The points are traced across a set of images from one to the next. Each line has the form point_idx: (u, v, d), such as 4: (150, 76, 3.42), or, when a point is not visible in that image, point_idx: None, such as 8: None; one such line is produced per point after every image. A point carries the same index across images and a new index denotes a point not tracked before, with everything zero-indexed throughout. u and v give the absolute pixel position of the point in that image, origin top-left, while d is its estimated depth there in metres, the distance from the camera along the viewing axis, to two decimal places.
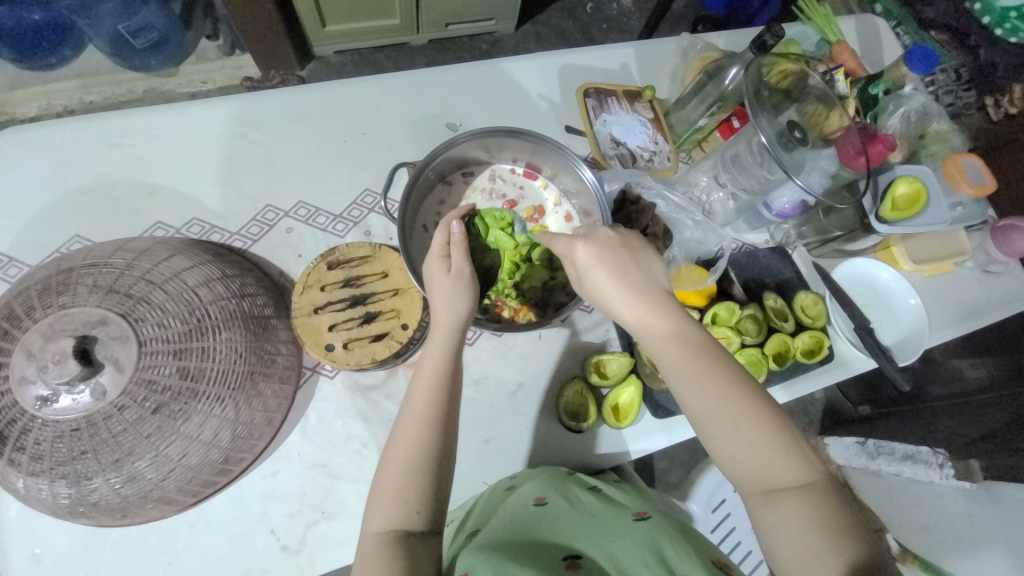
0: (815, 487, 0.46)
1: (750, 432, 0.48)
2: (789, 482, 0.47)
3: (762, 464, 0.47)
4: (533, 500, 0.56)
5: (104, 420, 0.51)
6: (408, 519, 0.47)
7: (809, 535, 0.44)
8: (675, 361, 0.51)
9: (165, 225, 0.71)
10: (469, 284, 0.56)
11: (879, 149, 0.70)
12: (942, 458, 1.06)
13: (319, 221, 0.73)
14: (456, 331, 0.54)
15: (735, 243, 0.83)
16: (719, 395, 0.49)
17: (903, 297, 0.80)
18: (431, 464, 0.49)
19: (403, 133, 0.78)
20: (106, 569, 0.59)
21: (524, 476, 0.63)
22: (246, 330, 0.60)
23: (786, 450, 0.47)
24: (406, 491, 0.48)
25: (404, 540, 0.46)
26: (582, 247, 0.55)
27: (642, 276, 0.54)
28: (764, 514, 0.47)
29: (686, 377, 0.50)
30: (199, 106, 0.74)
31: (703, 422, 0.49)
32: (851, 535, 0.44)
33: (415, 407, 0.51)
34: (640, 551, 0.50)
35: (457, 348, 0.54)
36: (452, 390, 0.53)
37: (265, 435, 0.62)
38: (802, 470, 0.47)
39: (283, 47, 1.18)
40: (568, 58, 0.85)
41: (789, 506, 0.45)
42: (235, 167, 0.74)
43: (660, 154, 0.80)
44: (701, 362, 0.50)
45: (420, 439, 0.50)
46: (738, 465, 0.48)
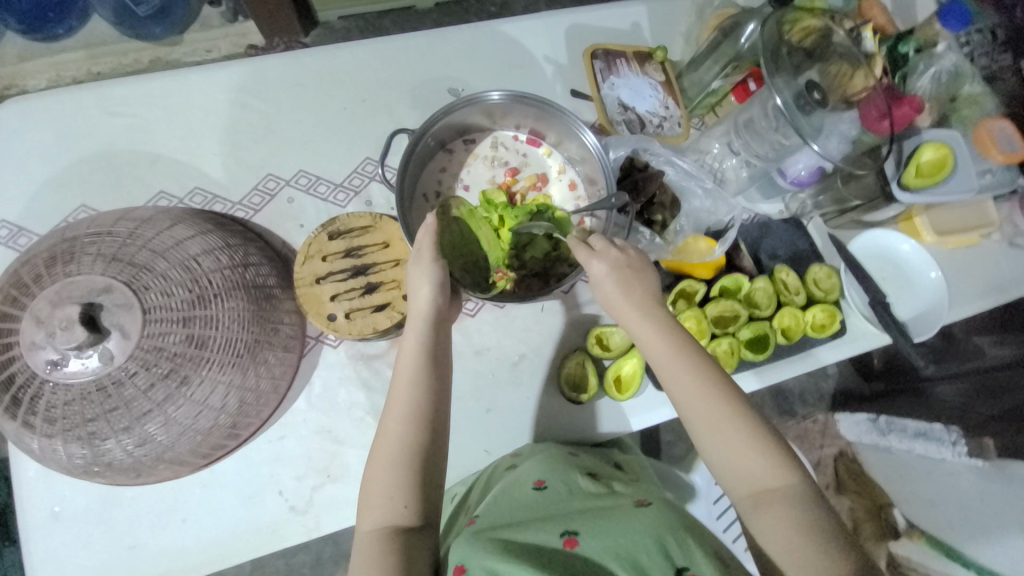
0: (803, 498, 0.49)
1: (743, 441, 0.51)
2: (767, 486, 0.50)
3: (745, 467, 0.50)
4: (532, 483, 0.58)
5: (114, 386, 0.52)
6: (397, 515, 0.49)
7: (788, 535, 0.47)
8: (667, 370, 0.54)
9: (167, 195, 0.70)
10: (434, 272, 0.57)
11: (904, 111, 0.65)
12: (955, 435, 0.99)
13: (320, 190, 0.72)
14: (426, 324, 0.56)
15: (747, 214, 0.80)
16: (706, 403, 0.52)
17: (923, 270, 0.76)
18: (417, 456, 0.51)
19: (404, 99, 0.76)
20: (125, 524, 0.62)
21: (526, 453, 0.66)
22: (248, 300, 0.61)
23: (764, 453, 0.51)
24: (399, 483, 0.50)
25: (395, 534, 0.48)
26: (599, 258, 0.57)
27: (644, 286, 0.58)
28: (748, 512, 0.50)
29: (675, 382, 0.54)
30: (197, 73, 0.73)
31: (698, 431, 0.53)
32: (826, 537, 0.46)
33: (397, 401, 0.53)
34: (640, 535, 0.48)
35: (431, 344, 0.56)
36: (436, 382, 0.54)
37: (271, 401, 0.63)
38: (779, 474, 0.50)
39: (287, 13, 1.15)
40: (576, 19, 0.81)
41: (783, 518, 0.48)
42: (234, 136, 0.73)
43: (671, 120, 0.76)
44: (690, 369, 0.54)
45: (405, 432, 0.52)
46: (732, 473, 0.51)
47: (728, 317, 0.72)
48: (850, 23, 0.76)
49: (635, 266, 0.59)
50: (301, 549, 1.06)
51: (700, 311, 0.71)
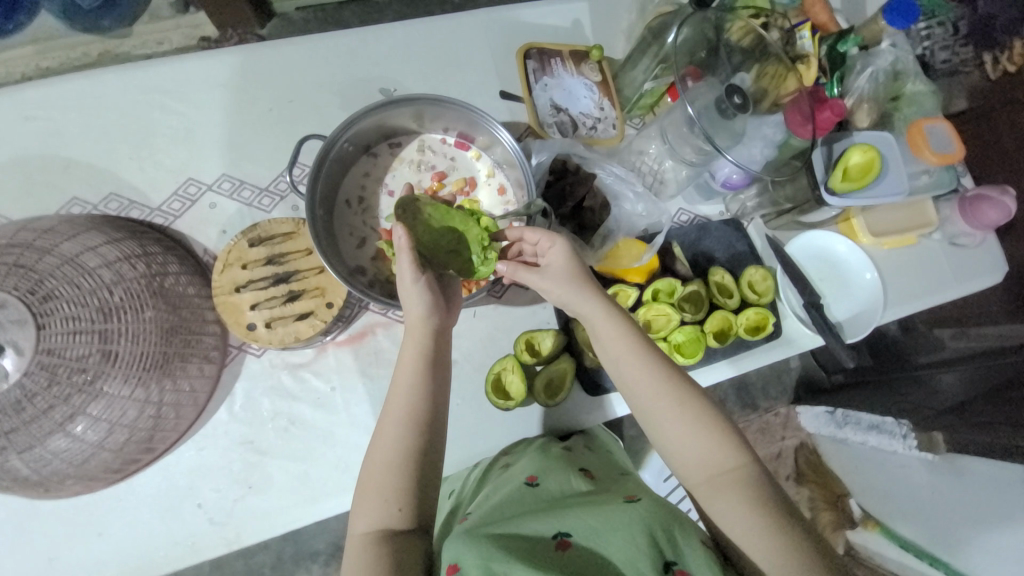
0: (750, 475, 0.50)
1: (699, 429, 0.52)
2: (718, 465, 0.51)
3: (697, 447, 0.52)
4: (526, 480, 0.58)
5: (13, 406, 0.50)
6: (391, 517, 0.49)
7: (740, 508, 0.48)
8: (621, 357, 0.55)
9: (82, 201, 0.68)
10: (422, 279, 0.55)
11: (825, 116, 0.64)
12: (906, 428, 1.06)
13: (243, 195, 0.71)
14: (428, 337, 0.56)
15: (686, 215, 0.79)
16: (657, 385, 0.54)
17: (860, 271, 0.77)
18: (411, 461, 0.51)
19: (334, 99, 0.74)
20: (40, 540, 0.61)
21: (519, 451, 0.66)
22: (164, 309, 0.60)
23: (714, 433, 0.52)
24: (386, 489, 0.50)
25: (385, 537, 0.48)
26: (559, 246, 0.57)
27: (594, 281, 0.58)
28: (705, 492, 0.51)
29: (630, 367, 0.55)
30: (113, 73, 0.71)
31: (652, 413, 0.54)
32: (774, 507, 0.48)
33: (393, 411, 0.53)
34: (632, 529, 0.47)
35: (432, 352, 0.56)
36: (433, 391, 0.54)
37: (189, 412, 0.62)
38: (728, 453, 0.51)
39: (239, 5, 1.11)
40: (513, 15, 0.79)
41: (735, 494, 0.49)
42: (153, 139, 0.70)
43: (605, 121, 0.75)
44: (642, 355, 0.55)
45: (400, 438, 0.51)
46: (687, 456, 0.52)
47: (660, 321, 0.72)
48: (787, 22, 0.75)
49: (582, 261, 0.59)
50: (261, 548, 1.06)
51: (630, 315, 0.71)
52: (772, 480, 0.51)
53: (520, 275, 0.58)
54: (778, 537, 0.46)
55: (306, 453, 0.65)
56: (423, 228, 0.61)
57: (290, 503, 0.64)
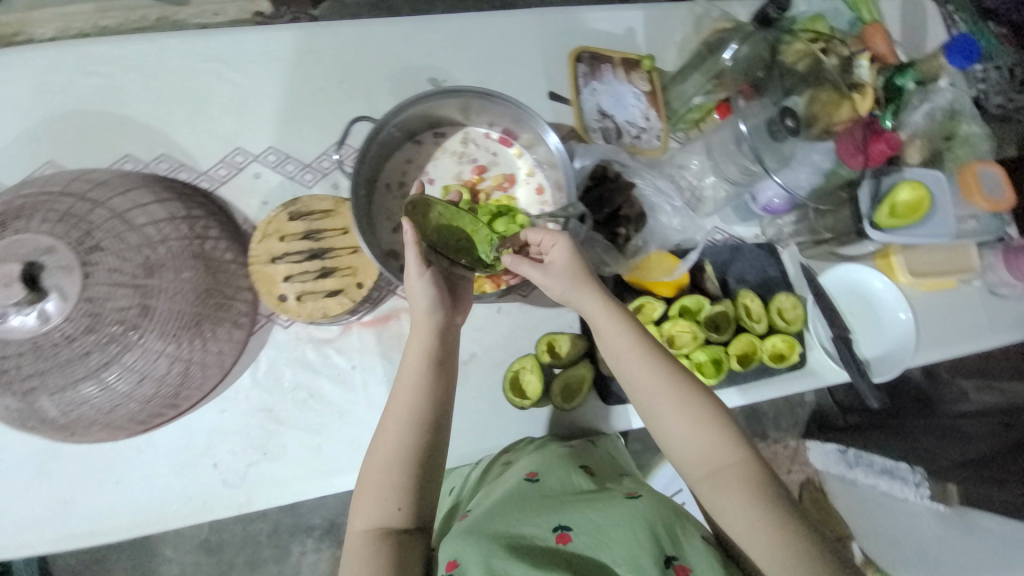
0: (750, 470, 0.52)
1: (699, 425, 0.53)
2: (719, 461, 0.52)
3: (698, 444, 0.53)
4: (526, 475, 0.58)
5: (50, 346, 0.52)
6: (390, 516, 0.51)
7: (740, 503, 0.50)
8: (625, 356, 0.56)
9: (134, 158, 0.70)
10: (427, 277, 0.56)
11: (880, 148, 0.63)
12: (920, 477, 0.97)
13: (287, 169, 0.72)
14: (433, 335, 0.57)
15: (721, 234, 0.78)
16: (659, 384, 0.54)
17: (893, 310, 0.76)
18: (412, 459, 0.53)
19: (383, 84, 0.75)
20: (60, 480, 0.63)
21: (518, 449, 0.66)
22: (201, 271, 0.61)
23: (715, 430, 0.53)
24: (384, 490, 0.51)
25: (384, 535, 0.50)
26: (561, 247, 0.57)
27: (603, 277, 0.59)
28: (707, 490, 0.52)
29: (634, 367, 0.55)
30: (177, 39, 0.73)
31: (654, 413, 0.55)
32: (773, 501, 0.50)
33: (395, 409, 0.55)
34: (633, 526, 0.49)
35: (438, 351, 0.57)
36: (439, 389, 0.56)
37: (215, 373, 0.64)
38: (727, 449, 0.53)
39: None
40: (567, 19, 0.79)
41: (736, 490, 0.50)
42: (207, 106, 0.72)
43: (649, 132, 0.75)
44: (647, 354, 0.56)
45: (401, 439, 0.53)
46: (688, 455, 0.53)
47: (684, 338, 0.71)
48: (846, 49, 0.74)
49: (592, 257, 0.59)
50: (260, 516, 1.08)
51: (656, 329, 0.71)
52: (772, 475, 0.52)
53: (526, 270, 0.58)
54: (774, 531, 0.48)
55: (322, 428, 0.66)
56: (436, 225, 0.59)
57: (301, 474, 0.65)
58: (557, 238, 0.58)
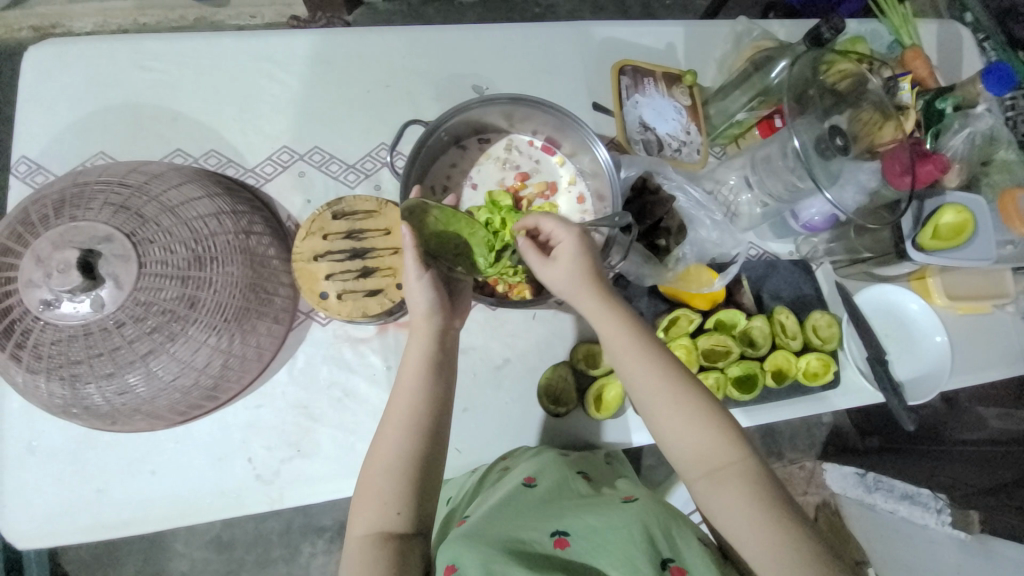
0: (749, 471, 0.51)
1: (698, 423, 0.53)
2: (719, 462, 0.52)
3: (697, 443, 0.52)
4: (522, 480, 0.58)
5: (101, 332, 0.53)
6: (391, 521, 0.51)
7: (738, 503, 0.50)
8: (625, 353, 0.55)
9: (184, 153, 0.72)
10: (425, 277, 0.57)
11: (927, 170, 0.65)
12: (942, 503, 0.97)
13: (331, 169, 0.73)
14: (432, 338, 0.57)
15: (755, 250, 0.78)
16: (658, 381, 0.54)
17: (929, 332, 0.75)
18: (411, 464, 0.53)
19: (428, 90, 0.77)
20: (95, 469, 0.63)
21: (517, 455, 0.66)
22: (246, 267, 0.62)
23: (716, 429, 0.53)
24: (384, 493, 0.52)
25: (387, 540, 0.50)
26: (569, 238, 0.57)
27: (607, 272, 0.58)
28: (705, 490, 0.52)
29: (633, 365, 0.55)
30: (230, 38, 0.75)
31: (652, 411, 0.54)
32: (773, 502, 0.50)
33: (394, 411, 0.55)
34: (631, 528, 0.49)
35: (437, 354, 0.57)
36: (442, 392, 0.56)
37: (253, 368, 0.64)
38: (727, 450, 0.52)
39: None
40: (612, 32, 0.81)
41: (735, 491, 0.50)
42: (256, 104, 0.74)
43: (690, 146, 0.75)
44: (647, 352, 0.55)
45: (401, 441, 0.53)
46: (687, 454, 0.53)
47: (719, 352, 0.72)
48: (888, 72, 0.75)
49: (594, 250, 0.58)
50: (273, 514, 1.07)
51: (692, 340, 0.71)
52: (771, 476, 0.52)
53: (532, 261, 0.57)
54: (773, 532, 0.48)
55: (356, 428, 0.66)
56: (433, 228, 0.59)
57: (334, 473, 0.65)
58: (567, 230, 0.57)
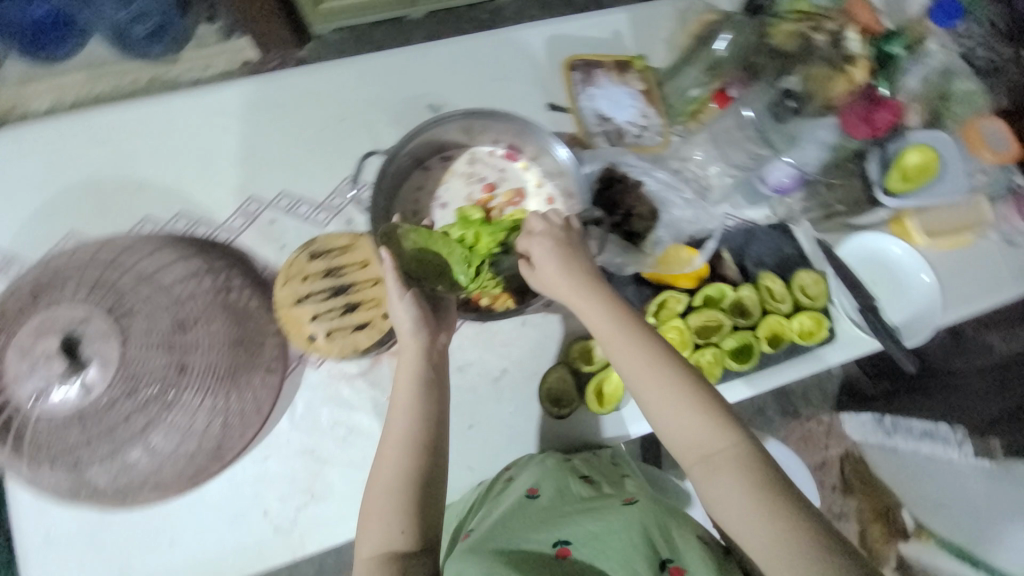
0: (744, 455, 0.52)
1: (689, 413, 0.54)
2: (713, 448, 0.53)
3: (691, 431, 0.53)
4: (526, 491, 0.59)
5: (95, 414, 0.54)
6: (395, 540, 0.53)
7: (735, 488, 0.50)
8: (614, 346, 0.57)
9: (151, 219, 0.71)
10: (408, 296, 0.58)
11: (885, 116, 0.67)
12: (961, 435, 0.96)
13: (301, 211, 0.73)
14: (420, 356, 0.59)
15: (732, 219, 0.77)
16: (649, 373, 0.55)
17: (916, 272, 0.76)
18: (412, 484, 0.55)
19: (384, 116, 0.77)
20: (116, 547, 0.63)
21: (520, 464, 0.66)
22: (230, 323, 0.62)
23: (708, 417, 0.54)
24: (386, 512, 0.54)
25: (393, 558, 0.52)
26: (536, 245, 0.59)
27: (588, 270, 0.59)
28: (703, 478, 0.52)
29: (623, 358, 0.56)
30: (181, 98, 0.75)
31: (645, 402, 0.55)
32: (769, 485, 0.50)
33: (392, 431, 0.57)
34: (631, 531, 0.52)
35: (427, 372, 0.59)
36: (435, 409, 0.58)
37: (254, 423, 0.62)
38: (720, 436, 0.53)
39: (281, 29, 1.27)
40: (557, 30, 0.81)
41: (732, 477, 0.51)
42: (216, 158, 0.74)
43: (650, 129, 0.76)
44: (635, 344, 0.56)
45: (399, 458, 0.56)
46: (682, 444, 0.54)
47: (712, 328, 0.72)
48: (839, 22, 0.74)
49: (572, 251, 0.59)
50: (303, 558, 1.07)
51: (683, 321, 0.71)
52: (766, 458, 0.52)
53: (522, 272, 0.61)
54: (772, 516, 0.48)
55: (365, 463, 0.66)
56: (412, 246, 0.60)
57: (350, 511, 0.65)
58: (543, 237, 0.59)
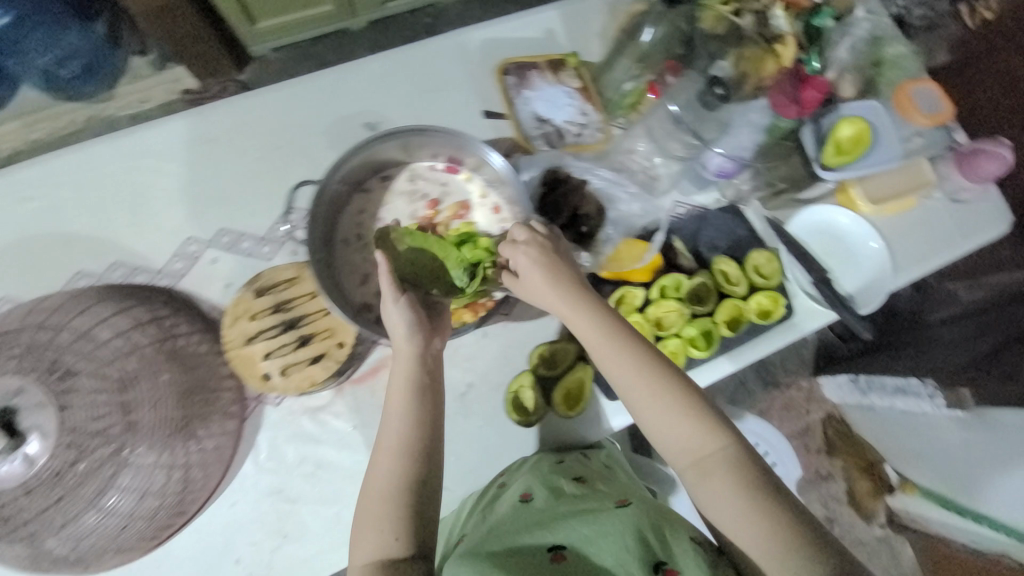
0: (735, 459, 0.52)
1: (678, 420, 0.54)
2: (704, 454, 0.52)
3: (681, 438, 0.53)
4: (519, 497, 0.59)
5: (42, 486, 0.51)
6: (388, 546, 0.51)
7: (727, 494, 0.50)
8: (602, 353, 0.56)
9: (87, 273, 0.69)
10: (403, 299, 0.57)
11: (812, 94, 0.66)
12: (932, 388, 1.01)
13: (243, 246, 0.71)
14: (413, 361, 0.57)
15: (683, 206, 0.77)
16: (638, 381, 0.55)
17: (866, 240, 0.77)
18: (406, 491, 0.53)
19: (320, 140, 0.75)
20: None
21: (513, 471, 0.66)
22: (177, 373, 0.60)
23: (699, 423, 0.53)
24: (380, 520, 0.52)
25: (387, 565, 0.50)
26: (521, 254, 0.58)
27: (572, 278, 0.59)
28: (695, 483, 0.52)
29: (612, 365, 0.56)
30: (103, 143, 0.72)
31: (635, 409, 0.55)
32: (760, 490, 0.50)
33: (385, 439, 0.56)
34: (624, 536, 0.51)
35: (420, 381, 0.57)
36: (428, 416, 0.56)
37: (215, 469, 0.62)
38: (711, 441, 0.53)
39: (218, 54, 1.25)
40: (488, 34, 0.79)
41: (723, 483, 0.51)
42: (148, 202, 0.71)
43: (589, 127, 0.76)
44: (623, 351, 0.56)
45: (393, 467, 0.54)
46: (673, 450, 0.54)
47: (671, 318, 0.72)
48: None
49: (556, 260, 0.59)
50: None
51: (642, 315, 0.72)
52: (757, 462, 0.52)
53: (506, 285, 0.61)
54: (763, 521, 0.48)
55: (337, 496, 0.65)
56: (408, 246, 0.63)
57: (326, 546, 0.64)
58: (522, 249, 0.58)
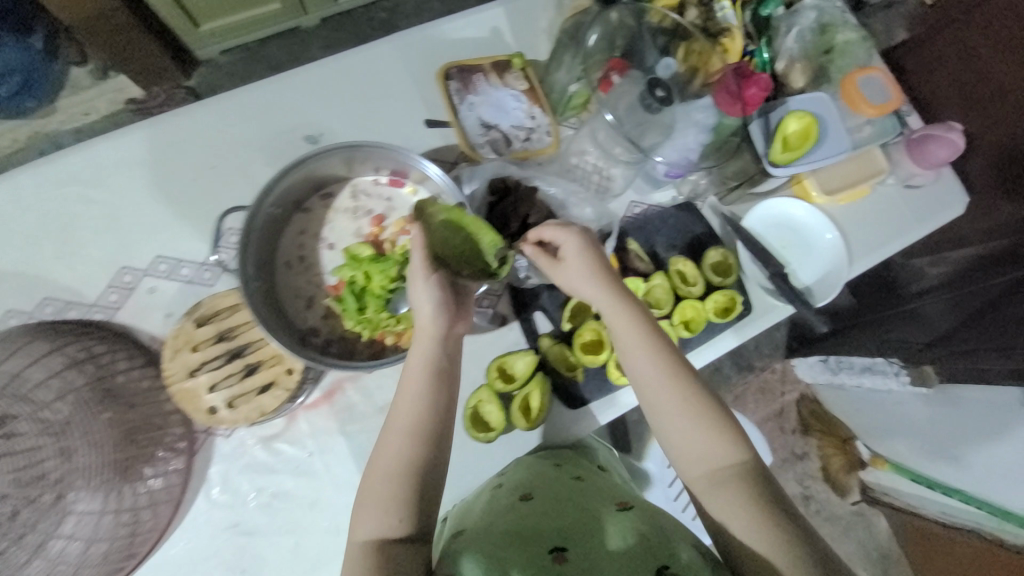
0: (750, 472, 0.52)
1: (704, 424, 0.53)
2: (723, 462, 0.52)
3: (704, 444, 0.53)
4: (517, 496, 0.57)
5: None
6: (391, 527, 0.49)
7: (741, 504, 0.50)
8: (633, 345, 0.56)
9: (15, 311, 0.65)
10: (434, 279, 0.55)
11: (753, 91, 0.65)
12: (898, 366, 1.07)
13: (183, 274, 0.68)
14: (434, 345, 0.55)
15: (639, 205, 0.77)
16: (669, 378, 0.54)
17: (821, 232, 0.77)
18: (413, 475, 0.51)
19: (258, 157, 0.72)
20: None
21: (511, 470, 0.63)
22: (113, 412, 0.59)
23: (721, 431, 0.53)
24: (388, 498, 0.50)
25: (383, 546, 0.48)
26: (572, 240, 0.58)
27: (608, 272, 0.58)
28: (710, 489, 0.52)
29: (643, 358, 0.55)
30: (22, 172, 0.67)
31: (657, 409, 0.54)
32: (772, 505, 0.50)
33: (398, 418, 0.54)
34: (630, 545, 0.50)
35: (444, 370, 0.56)
36: (447, 403, 0.55)
37: (164, 508, 0.60)
38: (731, 451, 0.53)
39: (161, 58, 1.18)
40: (429, 36, 0.76)
41: (739, 493, 0.50)
42: (77, 232, 0.68)
43: (538, 130, 0.74)
44: (656, 349, 0.55)
45: (405, 446, 0.52)
46: (692, 454, 0.53)
47: None
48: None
49: (597, 255, 0.59)
50: None
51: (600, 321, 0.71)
52: (771, 479, 0.52)
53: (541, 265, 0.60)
54: (775, 535, 0.48)
55: (295, 525, 0.64)
56: (441, 222, 0.59)
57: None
58: (570, 237, 0.59)
